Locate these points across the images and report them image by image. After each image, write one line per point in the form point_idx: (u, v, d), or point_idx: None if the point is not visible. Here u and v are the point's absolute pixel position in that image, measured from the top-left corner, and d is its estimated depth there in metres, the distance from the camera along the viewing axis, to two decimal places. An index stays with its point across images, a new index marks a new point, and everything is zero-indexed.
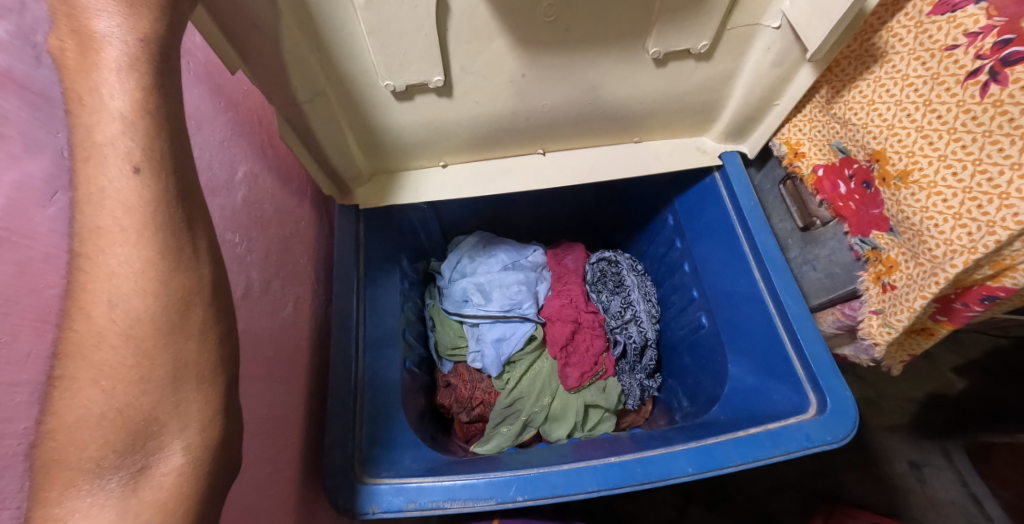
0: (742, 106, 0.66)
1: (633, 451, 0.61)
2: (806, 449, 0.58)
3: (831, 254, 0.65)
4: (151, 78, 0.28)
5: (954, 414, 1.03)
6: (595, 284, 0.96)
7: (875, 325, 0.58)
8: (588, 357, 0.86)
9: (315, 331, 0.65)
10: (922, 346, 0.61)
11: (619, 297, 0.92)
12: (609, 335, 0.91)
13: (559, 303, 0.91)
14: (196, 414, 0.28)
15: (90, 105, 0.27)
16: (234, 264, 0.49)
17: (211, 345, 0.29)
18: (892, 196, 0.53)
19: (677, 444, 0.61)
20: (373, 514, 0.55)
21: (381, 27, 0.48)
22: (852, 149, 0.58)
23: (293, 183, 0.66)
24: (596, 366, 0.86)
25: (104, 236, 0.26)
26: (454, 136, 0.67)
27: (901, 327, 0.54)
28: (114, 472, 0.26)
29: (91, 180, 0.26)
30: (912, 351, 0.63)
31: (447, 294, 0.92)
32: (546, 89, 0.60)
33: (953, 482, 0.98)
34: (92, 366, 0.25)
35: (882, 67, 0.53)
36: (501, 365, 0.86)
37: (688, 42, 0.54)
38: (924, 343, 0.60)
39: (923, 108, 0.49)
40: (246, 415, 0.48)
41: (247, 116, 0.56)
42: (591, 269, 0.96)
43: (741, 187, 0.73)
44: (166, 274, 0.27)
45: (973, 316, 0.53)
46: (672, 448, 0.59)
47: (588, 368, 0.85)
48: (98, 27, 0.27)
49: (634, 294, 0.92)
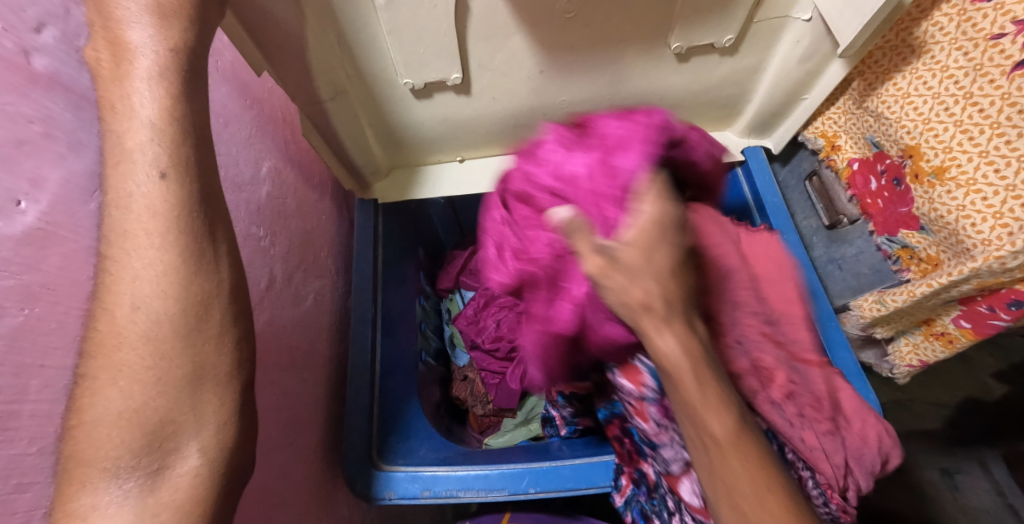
0: (768, 101, 0.64)
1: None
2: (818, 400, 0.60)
3: (858, 254, 0.63)
4: (180, 86, 0.29)
5: (989, 420, 0.99)
6: None
7: (867, 303, 0.60)
8: None
9: (335, 324, 0.67)
10: (937, 354, 0.58)
11: None
12: None
13: None
14: (210, 416, 0.29)
15: (121, 111, 0.28)
16: (259, 257, 0.51)
17: (228, 348, 0.30)
18: (925, 194, 0.51)
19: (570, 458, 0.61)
20: (389, 500, 0.57)
21: (403, 27, 0.48)
22: (886, 144, 0.56)
23: (315, 178, 0.67)
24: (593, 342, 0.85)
25: (130, 240, 0.27)
26: (473, 132, 0.67)
27: (894, 307, 0.56)
28: (132, 473, 0.27)
29: (120, 185, 0.27)
30: (924, 357, 0.60)
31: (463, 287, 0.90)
32: (566, 84, 0.60)
33: (988, 491, 0.95)
34: (112, 366, 0.27)
35: (920, 58, 0.50)
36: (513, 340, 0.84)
37: (713, 36, 0.53)
38: (939, 351, 0.58)
39: (963, 101, 0.46)
40: (268, 408, 0.50)
41: (271, 113, 0.58)
42: None
43: (764, 183, 0.70)
44: (188, 277, 0.28)
45: (999, 328, 0.50)
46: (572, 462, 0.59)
47: None
48: (132, 37, 0.28)
49: None
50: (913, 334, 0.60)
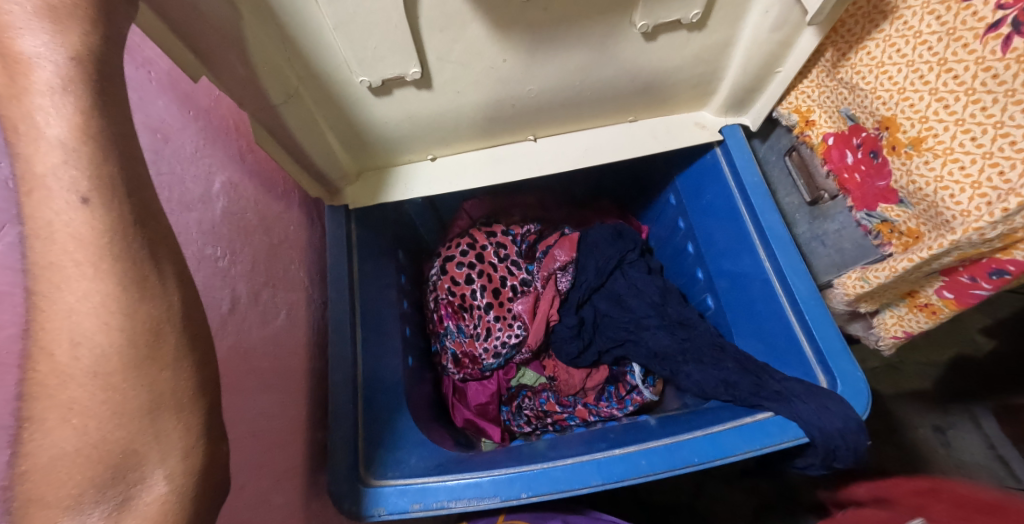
0: (741, 77, 0.62)
1: (670, 434, 0.60)
2: (811, 374, 0.61)
3: (840, 229, 0.62)
4: (90, 100, 0.26)
5: (978, 376, 0.99)
6: (563, 254, 0.88)
7: (851, 281, 0.59)
8: (542, 312, 0.85)
9: (311, 336, 0.65)
10: (921, 325, 0.58)
11: (601, 263, 0.88)
12: (573, 297, 0.87)
13: (522, 272, 0.88)
14: (177, 442, 0.27)
15: (26, 133, 0.25)
16: (219, 278, 0.48)
17: (187, 373, 0.27)
18: (903, 166, 0.49)
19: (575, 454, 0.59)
20: (378, 516, 0.56)
21: (350, 21, 0.45)
22: (862, 117, 0.54)
23: (278, 188, 0.64)
24: (551, 320, 0.85)
25: (59, 272, 0.25)
26: (441, 128, 0.64)
27: (877, 283, 0.55)
28: (96, 505, 0.25)
29: (37, 214, 0.25)
30: (909, 328, 0.59)
31: (433, 283, 0.88)
32: (531, 71, 0.57)
33: (980, 445, 0.95)
34: (60, 404, 0.24)
35: (892, 24, 0.48)
36: (483, 328, 0.85)
37: (679, 12, 0.51)
38: (924, 322, 0.57)
39: (938, 68, 0.45)
40: (241, 428, 0.48)
41: (221, 122, 0.55)
42: (588, 239, 0.91)
43: (744, 161, 0.69)
44: (131, 306, 0.25)
45: (982, 297, 0.49)
46: (574, 460, 0.57)
47: (542, 323, 0.84)
48: (25, 48, 0.25)
49: (632, 255, 0.89)
50: (897, 307, 0.59)
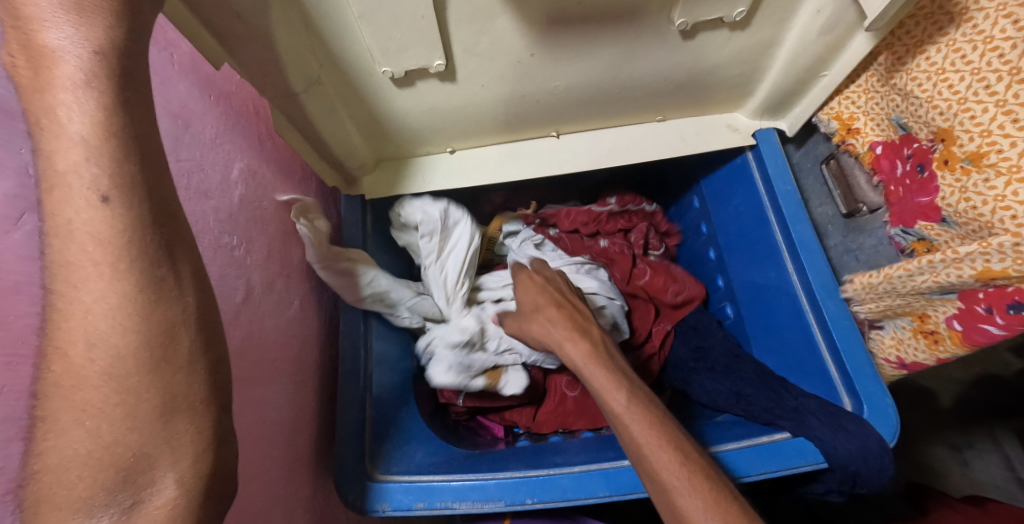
0: (782, 80, 0.59)
1: None
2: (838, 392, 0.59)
3: (876, 246, 0.58)
4: (114, 96, 0.25)
5: (1005, 397, 0.87)
6: None
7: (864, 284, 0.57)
8: None
9: (323, 328, 0.65)
10: (919, 354, 0.54)
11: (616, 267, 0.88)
12: None
13: None
14: (188, 445, 0.26)
15: (48, 127, 0.24)
16: (233, 270, 0.48)
17: (200, 375, 0.27)
18: (956, 182, 0.46)
19: (582, 463, 0.58)
20: (382, 512, 0.55)
21: (374, 11, 0.43)
22: (914, 126, 0.51)
23: (297, 176, 0.63)
24: None
25: (77, 272, 0.24)
26: (467, 121, 0.63)
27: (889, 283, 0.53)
28: (106, 509, 0.24)
29: (57, 211, 0.24)
30: (904, 354, 0.56)
31: None
32: (559, 67, 0.55)
33: (999, 466, 0.85)
34: (74, 406, 0.23)
35: (960, 28, 0.44)
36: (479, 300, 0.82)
37: (721, 11, 0.48)
38: (919, 350, 0.54)
39: (1009, 78, 0.41)
40: (251, 420, 0.48)
41: (241, 109, 0.54)
42: None
43: (777, 168, 0.66)
44: (147, 307, 0.25)
45: (990, 335, 0.46)
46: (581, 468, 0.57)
47: None
48: (49, 39, 0.24)
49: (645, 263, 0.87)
50: (901, 328, 0.56)
